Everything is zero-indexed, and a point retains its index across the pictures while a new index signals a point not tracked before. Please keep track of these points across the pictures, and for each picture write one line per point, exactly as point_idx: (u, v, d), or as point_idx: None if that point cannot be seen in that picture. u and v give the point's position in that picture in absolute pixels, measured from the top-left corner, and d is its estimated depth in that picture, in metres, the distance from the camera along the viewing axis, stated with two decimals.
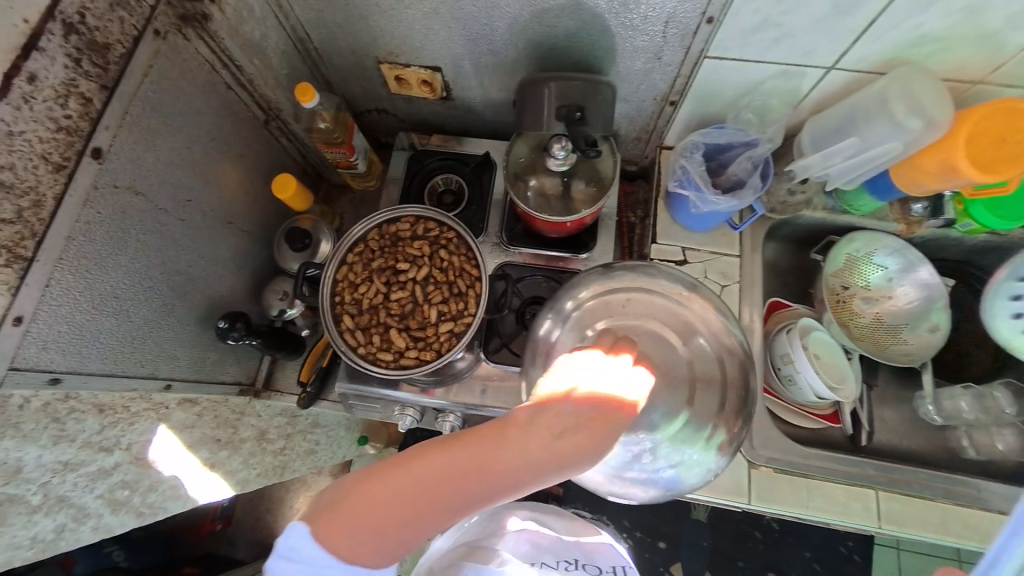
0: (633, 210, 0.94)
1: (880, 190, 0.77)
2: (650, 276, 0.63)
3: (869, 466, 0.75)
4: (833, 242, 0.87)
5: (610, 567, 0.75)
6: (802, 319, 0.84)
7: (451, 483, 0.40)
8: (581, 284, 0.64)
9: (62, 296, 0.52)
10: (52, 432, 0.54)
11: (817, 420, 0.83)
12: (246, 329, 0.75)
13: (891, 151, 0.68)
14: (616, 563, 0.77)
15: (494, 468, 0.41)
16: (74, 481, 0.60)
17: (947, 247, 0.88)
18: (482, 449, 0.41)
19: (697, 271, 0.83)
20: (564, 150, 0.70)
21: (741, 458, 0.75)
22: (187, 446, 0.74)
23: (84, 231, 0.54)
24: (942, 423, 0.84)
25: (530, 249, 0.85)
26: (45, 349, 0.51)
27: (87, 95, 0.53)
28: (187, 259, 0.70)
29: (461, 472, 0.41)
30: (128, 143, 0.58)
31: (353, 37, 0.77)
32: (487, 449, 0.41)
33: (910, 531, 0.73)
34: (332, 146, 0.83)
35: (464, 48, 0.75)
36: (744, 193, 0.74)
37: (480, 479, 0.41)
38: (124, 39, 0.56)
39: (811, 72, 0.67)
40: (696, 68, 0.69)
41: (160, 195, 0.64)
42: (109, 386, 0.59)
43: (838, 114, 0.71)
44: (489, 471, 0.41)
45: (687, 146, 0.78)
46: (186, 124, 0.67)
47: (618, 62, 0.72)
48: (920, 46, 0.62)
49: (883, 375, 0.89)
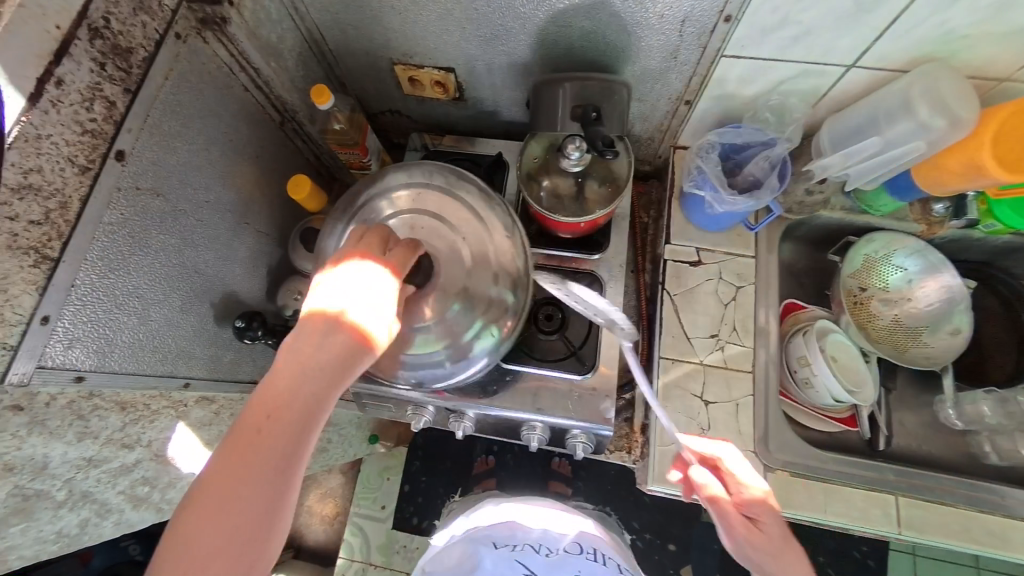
0: (646, 210, 0.94)
1: (899, 191, 0.76)
2: (470, 192, 0.70)
3: (888, 471, 0.74)
4: (851, 242, 0.87)
5: (592, 550, 0.73)
6: (820, 321, 0.82)
7: (229, 497, 0.41)
8: (410, 182, 0.70)
9: (86, 295, 0.53)
10: (77, 429, 0.55)
11: (833, 423, 0.82)
12: (262, 329, 0.75)
13: (915, 150, 0.67)
14: (600, 548, 0.75)
15: (240, 472, 0.42)
16: (97, 477, 0.61)
17: (969, 248, 0.86)
18: (227, 462, 0.42)
19: (712, 272, 0.82)
20: (578, 150, 0.68)
21: (757, 461, 0.74)
22: (205, 444, 0.77)
23: (107, 233, 0.55)
24: (964, 428, 0.83)
25: (543, 249, 0.85)
26: (70, 348, 0.52)
27: (112, 98, 0.54)
28: (206, 259, 0.71)
29: (224, 478, 0.42)
30: (148, 145, 0.59)
31: (367, 38, 0.77)
32: (233, 446, 0.42)
33: (931, 538, 0.71)
34: (345, 147, 0.84)
35: (478, 49, 0.75)
36: (761, 193, 0.73)
37: (247, 465, 0.42)
38: (145, 43, 0.57)
39: (831, 70, 0.66)
40: (713, 67, 0.69)
41: (179, 196, 0.65)
42: (131, 385, 0.60)
43: (858, 113, 0.69)
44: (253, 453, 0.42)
45: (702, 146, 0.77)
46: (205, 126, 0.68)
47: (633, 61, 0.71)
48: (945, 42, 0.60)
49: (901, 378, 0.88)
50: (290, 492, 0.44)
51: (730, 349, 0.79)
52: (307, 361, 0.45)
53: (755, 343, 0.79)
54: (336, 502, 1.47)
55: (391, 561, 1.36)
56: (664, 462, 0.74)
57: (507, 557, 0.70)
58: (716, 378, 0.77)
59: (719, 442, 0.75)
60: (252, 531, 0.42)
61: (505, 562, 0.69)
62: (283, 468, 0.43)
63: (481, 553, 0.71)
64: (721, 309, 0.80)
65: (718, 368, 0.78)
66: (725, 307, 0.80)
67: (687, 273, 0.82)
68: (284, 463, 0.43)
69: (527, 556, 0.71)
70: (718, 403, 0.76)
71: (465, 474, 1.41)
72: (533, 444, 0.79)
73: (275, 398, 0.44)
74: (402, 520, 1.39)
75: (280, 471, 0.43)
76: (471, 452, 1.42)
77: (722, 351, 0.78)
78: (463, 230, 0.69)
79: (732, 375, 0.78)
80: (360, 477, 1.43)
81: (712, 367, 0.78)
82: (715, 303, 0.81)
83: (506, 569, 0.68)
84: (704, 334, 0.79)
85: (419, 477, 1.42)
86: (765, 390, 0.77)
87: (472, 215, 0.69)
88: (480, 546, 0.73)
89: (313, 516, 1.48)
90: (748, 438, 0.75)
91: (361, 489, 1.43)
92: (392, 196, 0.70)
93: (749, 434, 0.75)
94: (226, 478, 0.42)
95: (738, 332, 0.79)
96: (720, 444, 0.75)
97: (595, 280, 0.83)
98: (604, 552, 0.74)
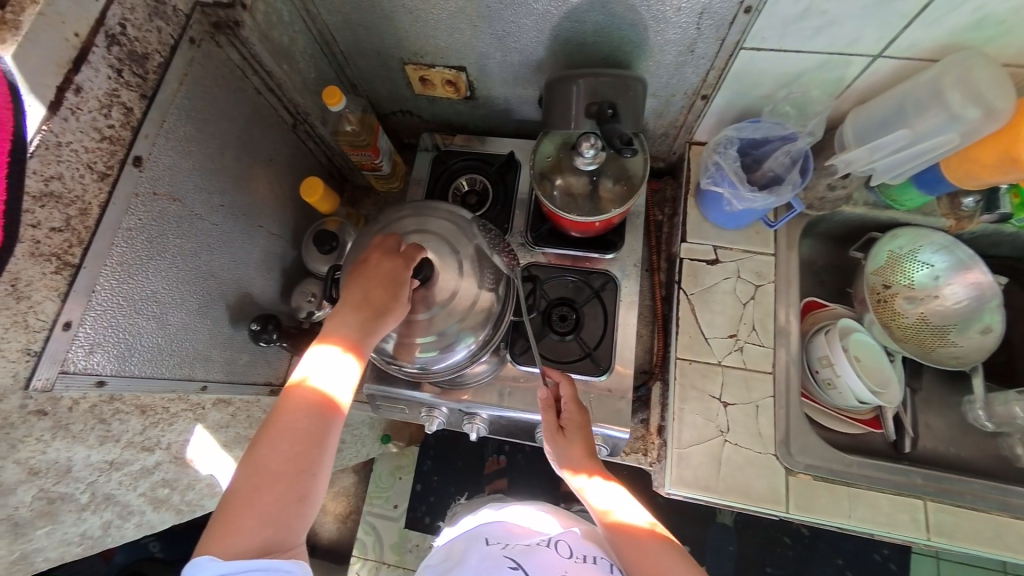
0: (660, 208, 0.92)
1: (927, 185, 0.73)
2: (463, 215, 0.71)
3: (916, 475, 0.71)
4: (875, 238, 0.84)
5: (584, 554, 0.67)
6: (841, 320, 0.80)
7: (286, 433, 0.54)
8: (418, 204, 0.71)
9: (106, 301, 0.54)
10: (99, 432, 0.56)
11: (856, 425, 0.80)
12: (277, 332, 0.76)
13: (946, 143, 0.64)
14: (593, 552, 0.68)
15: (294, 412, 0.55)
16: (119, 480, 0.61)
17: (1001, 243, 0.83)
18: (283, 408, 0.56)
19: (730, 271, 0.80)
20: (593, 148, 0.67)
21: (778, 464, 0.72)
22: (222, 446, 0.78)
23: (125, 238, 0.55)
24: (994, 430, 0.80)
25: (555, 249, 0.84)
26: (91, 353, 0.53)
27: (128, 104, 0.54)
28: (221, 263, 0.72)
29: (284, 417, 0.55)
30: (165, 150, 0.59)
31: (378, 38, 0.77)
32: (290, 395, 0.57)
33: (961, 545, 0.69)
34: (357, 149, 0.84)
35: (489, 47, 0.74)
36: (782, 189, 0.71)
37: (296, 415, 0.55)
38: (160, 48, 0.57)
39: (856, 60, 0.64)
40: (731, 60, 0.67)
41: (195, 201, 0.65)
42: (150, 388, 0.60)
43: (884, 106, 0.67)
44: (305, 399, 0.56)
45: (720, 142, 0.75)
46: (219, 130, 0.68)
47: (648, 56, 0.69)
48: (979, 29, 0.58)
49: (928, 378, 0.85)
50: (317, 451, 0.55)
51: (749, 349, 0.77)
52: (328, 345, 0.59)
53: (775, 343, 0.77)
54: (348, 501, 1.49)
55: (404, 561, 1.37)
56: (681, 465, 0.73)
57: (494, 553, 0.67)
58: (734, 379, 0.76)
59: (739, 445, 0.73)
60: (290, 480, 0.53)
61: (492, 557, 0.66)
62: (327, 413, 0.57)
63: (471, 548, 0.69)
64: (740, 308, 0.78)
65: (737, 369, 0.76)
66: (744, 306, 0.78)
67: (704, 272, 0.80)
68: (328, 410, 0.57)
69: (516, 552, 0.67)
70: (737, 405, 0.75)
71: (476, 474, 1.41)
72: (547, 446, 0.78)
73: (319, 363, 0.58)
74: (414, 520, 1.40)
75: (324, 414, 0.56)
76: (482, 452, 1.42)
77: (741, 352, 0.77)
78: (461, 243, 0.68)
79: (752, 377, 0.76)
80: (373, 476, 1.45)
81: (730, 367, 0.76)
82: (733, 302, 0.79)
83: (493, 565, 0.64)
84: (722, 334, 0.78)
85: (430, 477, 1.43)
86: (786, 392, 0.75)
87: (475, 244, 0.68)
88: (473, 541, 0.71)
89: (327, 514, 1.49)
90: (769, 441, 0.73)
91: (373, 488, 1.44)
92: (400, 214, 0.70)
93: (769, 437, 0.73)
94: (282, 421, 0.55)
95: (757, 332, 0.77)
96: (740, 446, 0.73)
97: (610, 279, 0.82)
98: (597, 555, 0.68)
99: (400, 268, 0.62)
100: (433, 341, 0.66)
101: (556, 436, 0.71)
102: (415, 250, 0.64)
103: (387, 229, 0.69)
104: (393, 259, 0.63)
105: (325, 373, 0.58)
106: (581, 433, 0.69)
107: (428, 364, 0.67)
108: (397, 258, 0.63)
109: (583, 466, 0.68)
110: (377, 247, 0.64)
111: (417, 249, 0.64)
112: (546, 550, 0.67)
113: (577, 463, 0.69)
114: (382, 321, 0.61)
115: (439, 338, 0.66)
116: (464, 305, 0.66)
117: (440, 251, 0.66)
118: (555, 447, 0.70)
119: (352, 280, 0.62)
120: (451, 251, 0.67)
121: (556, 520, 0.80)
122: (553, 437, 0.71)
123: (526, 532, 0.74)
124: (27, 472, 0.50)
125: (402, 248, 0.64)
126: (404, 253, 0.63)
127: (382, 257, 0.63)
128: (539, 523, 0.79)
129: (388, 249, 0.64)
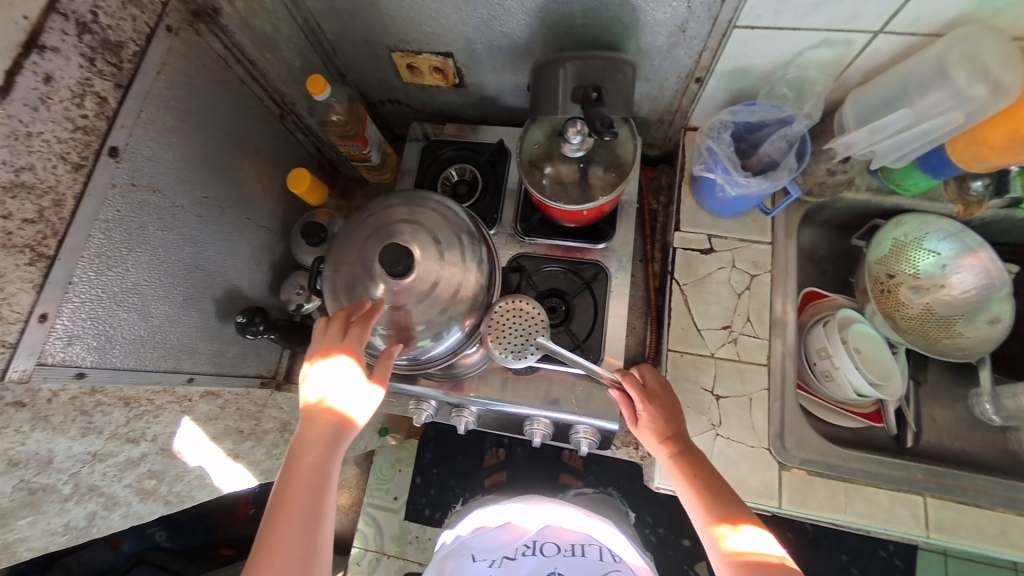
0: (655, 196, 0.90)
1: (934, 168, 0.70)
2: (434, 202, 0.68)
3: (916, 470, 0.69)
4: (878, 225, 0.81)
5: (570, 545, 0.68)
6: (841, 310, 0.78)
7: (282, 546, 0.54)
8: (394, 197, 0.69)
9: (84, 293, 0.54)
10: (81, 423, 0.57)
11: (856, 419, 0.77)
12: (265, 323, 0.75)
13: (951, 122, 0.61)
14: (578, 538, 0.69)
15: (286, 526, 0.55)
16: (103, 471, 0.62)
17: (1013, 229, 0.79)
18: (279, 501, 0.56)
19: (724, 260, 0.78)
20: (579, 134, 0.64)
21: (771, 459, 0.70)
22: (212, 437, 0.78)
23: (103, 230, 0.55)
24: (1002, 424, 0.76)
25: (547, 240, 0.82)
26: (70, 344, 0.53)
27: (103, 94, 0.54)
28: (207, 254, 0.71)
29: (277, 530, 0.54)
30: (144, 140, 0.59)
31: (364, 26, 0.75)
32: (285, 485, 0.57)
33: (963, 542, 0.67)
34: (346, 139, 0.83)
35: (476, 31, 0.72)
36: (777, 174, 0.68)
37: (289, 525, 0.55)
38: (136, 36, 0.57)
39: (856, 38, 0.61)
40: (725, 39, 0.64)
41: (177, 192, 0.65)
42: (134, 380, 0.61)
43: (885, 86, 0.64)
44: (299, 490, 0.56)
45: (714, 126, 0.72)
46: (202, 120, 0.68)
47: (638, 37, 0.67)
48: (986, 2, 0.55)
49: (933, 371, 0.82)
50: (317, 553, 0.55)
51: (744, 340, 0.74)
52: (306, 448, 0.58)
53: (771, 334, 0.74)
54: (352, 493, 1.47)
55: (405, 552, 1.38)
56: None
57: None
58: (728, 371, 0.74)
59: (731, 439, 0.71)
60: None
61: None
62: (318, 515, 0.56)
63: (460, 566, 0.67)
64: (735, 298, 0.76)
65: (731, 360, 0.74)
66: (740, 296, 0.76)
67: (698, 261, 0.78)
68: (319, 511, 0.57)
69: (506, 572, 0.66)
70: (731, 397, 0.73)
71: (476, 467, 1.42)
72: (535, 440, 0.76)
73: (306, 452, 0.58)
74: (415, 512, 1.41)
75: (315, 517, 0.56)
76: (483, 445, 1.43)
77: (736, 343, 0.74)
78: (441, 236, 0.65)
79: (747, 369, 0.73)
80: (374, 468, 1.46)
81: (724, 360, 0.74)
82: (728, 293, 0.76)
83: None
84: (716, 325, 0.75)
85: (431, 469, 1.44)
86: (782, 384, 0.73)
87: (459, 240, 0.66)
88: (460, 558, 0.68)
89: None
90: (763, 435, 0.71)
91: (375, 480, 1.45)
92: (378, 207, 0.68)
93: (763, 431, 0.71)
94: (277, 519, 0.55)
95: (752, 323, 0.75)
96: (732, 440, 0.71)
97: (601, 270, 0.80)
98: (583, 541, 0.69)
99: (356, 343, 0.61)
100: (426, 334, 0.65)
101: (658, 439, 0.66)
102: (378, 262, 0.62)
103: (376, 217, 0.67)
104: (341, 347, 0.62)
105: (337, 392, 0.61)
106: (671, 416, 0.67)
107: (420, 353, 0.67)
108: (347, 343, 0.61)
109: (698, 471, 0.63)
110: (325, 334, 0.62)
111: (387, 246, 0.61)
112: (535, 558, 0.68)
113: (709, 502, 0.60)
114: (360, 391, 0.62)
115: (433, 330, 0.65)
116: (447, 296, 0.64)
117: (422, 241, 0.64)
118: (662, 453, 0.66)
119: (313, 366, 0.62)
120: (435, 243, 0.64)
121: (537, 508, 0.71)
122: (645, 435, 0.67)
123: (506, 530, 0.71)
124: (6, 463, 0.51)
125: (351, 323, 0.62)
126: (372, 271, 0.63)
127: (335, 341, 0.62)
128: (524, 517, 0.71)
129: (336, 332, 0.62)
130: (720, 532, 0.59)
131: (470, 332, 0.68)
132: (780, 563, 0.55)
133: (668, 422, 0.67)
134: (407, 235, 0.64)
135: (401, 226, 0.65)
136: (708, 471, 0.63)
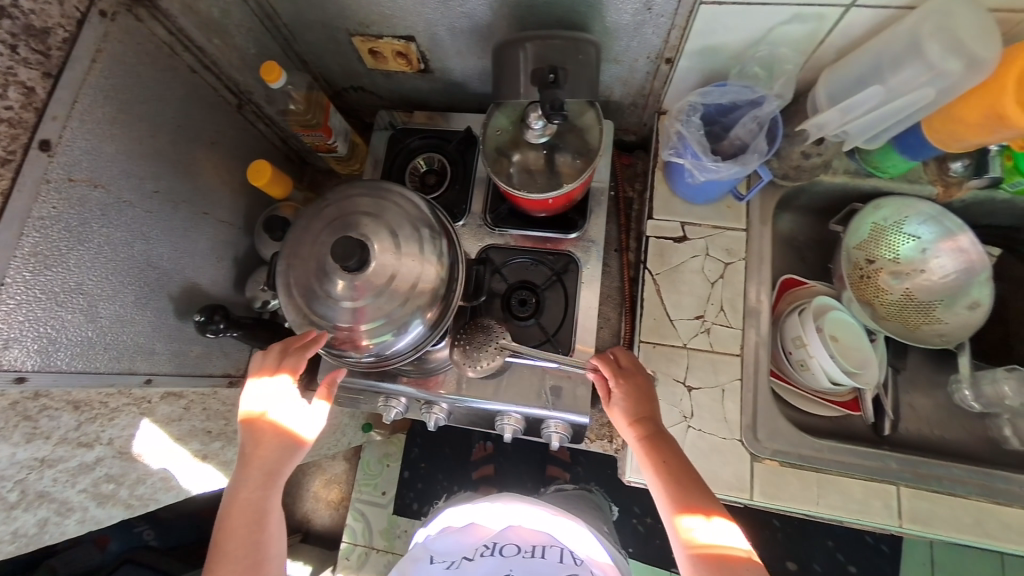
0: (630, 183, 0.88)
1: (910, 149, 0.68)
2: (394, 191, 0.66)
3: (892, 460, 0.68)
4: (857, 210, 0.78)
5: (531, 546, 0.67)
6: (817, 297, 0.76)
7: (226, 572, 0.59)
8: (353, 186, 0.66)
9: (20, 294, 0.51)
10: (24, 429, 0.55)
11: (835, 408, 0.76)
12: (226, 321, 0.73)
13: (924, 99, 0.59)
14: (540, 540, 0.68)
15: (228, 555, 0.60)
16: (54, 477, 0.62)
17: (995, 211, 0.76)
18: (219, 542, 0.60)
19: (698, 249, 0.75)
20: (540, 118, 0.63)
21: (744, 451, 0.69)
22: (174, 438, 0.76)
23: (38, 227, 0.52)
24: (982, 410, 0.75)
25: (519, 231, 0.80)
26: (7, 348, 0.51)
27: (29, 83, 0.52)
28: (160, 252, 0.69)
29: (221, 558, 0.60)
30: (82, 133, 0.56)
31: (319, 9, 0.72)
32: (223, 520, 0.61)
33: (937, 532, 0.66)
34: (308, 129, 0.80)
35: (435, 12, 0.69)
36: (747, 158, 0.66)
37: (229, 554, 0.60)
38: (65, 22, 0.55)
39: (828, 12, 0.58)
40: (692, 16, 0.61)
41: (123, 187, 0.62)
42: (83, 383, 0.59)
43: (860, 62, 0.61)
44: (236, 525, 0.61)
45: (684, 109, 0.69)
46: (148, 112, 0.65)
47: (603, 16, 0.64)
48: None
49: (913, 358, 0.80)
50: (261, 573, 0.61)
51: (717, 331, 0.73)
52: (239, 486, 0.62)
53: (745, 324, 0.73)
54: (341, 488, 1.47)
55: (393, 546, 1.37)
56: None
57: None
58: (701, 363, 0.72)
59: (703, 431, 0.69)
60: None
61: None
62: (258, 542, 0.61)
63: (415, 568, 0.66)
64: (708, 288, 0.74)
65: (704, 351, 0.72)
66: (713, 285, 0.74)
67: (671, 250, 0.76)
68: (258, 540, 0.61)
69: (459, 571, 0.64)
70: (704, 389, 0.71)
71: (463, 460, 1.41)
72: (506, 435, 0.74)
73: (239, 495, 0.61)
74: (402, 506, 1.40)
75: (256, 546, 0.61)
76: (469, 439, 1.42)
77: (709, 334, 0.73)
78: (399, 227, 0.63)
79: (719, 360, 0.72)
80: (361, 463, 1.45)
81: (697, 351, 0.72)
82: (701, 282, 0.74)
83: None
84: (689, 315, 0.73)
85: (418, 464, 1.43)
86: (756, 375, 0.71)
87: (417, 231, 0.64)
88: (417, 561, 0.68)
89: (319, 501, 1.48)
90: (736, 427, 0.69)
91: (362, 476, 1.44)
92: (338, 196, 0.65)
93: (736, 422, 0.70)
94: (218, 557, 0.60)
95: (726, 313, 0.73)
96: (704, 433, 0.69)
97: (571, 261, 0.78)
98: (544, 543, 0.67)
99: (291, 366, 0.64)
100: (388, 331, 0.62)
101: (629, 422, 0.64)
102: (333, 260, 0.60)
103: (337, 208, 0.65)
104: (281, 376, 0.64)
105: (276, 411, 0.64)
106: (643, 399, 0.65)
107: (381, 350, 0.65)
108: (287, 372, 0.64)
109: (667, 458, 0.61)
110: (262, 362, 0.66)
111: (339, 240, 0.58)
112: (493, 559, 0.65)
113: (677, 490, 0.59)
114: (299, 415, 0.66)
115: (397, 326, 0.62)
116: (405, 288, 0.62)
117: (381, 235, 0.62)
118: (632, 437, 0.64)
119: (252, 389, 0.65)
120: (392, 235, 0.62)
121: (504, 507, 0.73)
122: (617, 417, 0.65)
123: (469, 532, 0.70)
124: None
125: (284, 350, 0.65)
126: (327, 267, 0.61)
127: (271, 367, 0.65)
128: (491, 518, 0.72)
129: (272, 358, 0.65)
130: (684, 522, 0.57)
131: (434, 328, 0.65)
132: (744, 558, 0.54)
133: (639, 405, 0.65)
134: (365, 227, 0.62)
135: (363, 219, 0.63)
136: (677, 458, 0.61)
